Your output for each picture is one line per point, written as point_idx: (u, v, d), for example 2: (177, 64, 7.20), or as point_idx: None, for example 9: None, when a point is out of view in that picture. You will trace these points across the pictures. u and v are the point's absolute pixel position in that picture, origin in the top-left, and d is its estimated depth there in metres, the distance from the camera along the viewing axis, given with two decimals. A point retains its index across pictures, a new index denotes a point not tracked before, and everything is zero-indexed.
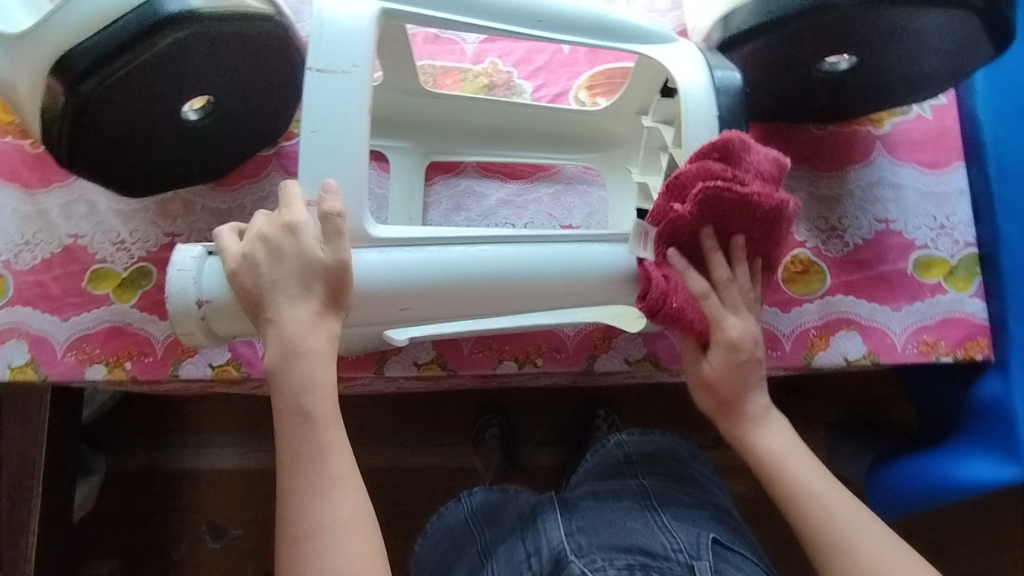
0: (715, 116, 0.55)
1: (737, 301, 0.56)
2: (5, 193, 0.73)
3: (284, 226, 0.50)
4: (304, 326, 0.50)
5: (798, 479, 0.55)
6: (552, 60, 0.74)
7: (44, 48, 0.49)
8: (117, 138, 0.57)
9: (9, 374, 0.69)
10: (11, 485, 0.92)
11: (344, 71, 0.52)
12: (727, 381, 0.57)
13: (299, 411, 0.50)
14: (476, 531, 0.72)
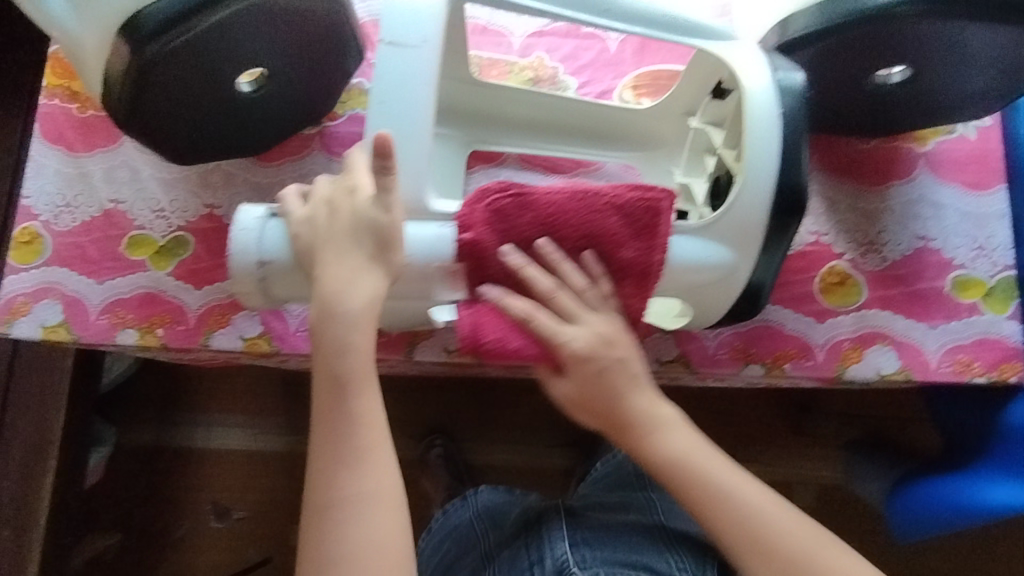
0: (779, 117, 0.55)
1: (575, 306, 0.55)
2: (50, 154, 0.73)
3: (347, 186, 0.54)
4: (350, 285, 0.53)
5: (705, 479, 0.56)
6: (598, 58, 0.74)
7: (113, 8, 0.51)
8: (172, 103, 0.57)
9: (42, 334, 0.70)
10: (27, 448, 0.92)
11: (414, 48, 0.56)
12: (583, 400, 0.56)
13: (334, 376, 0.53)
14: (483, 532, 0.79)
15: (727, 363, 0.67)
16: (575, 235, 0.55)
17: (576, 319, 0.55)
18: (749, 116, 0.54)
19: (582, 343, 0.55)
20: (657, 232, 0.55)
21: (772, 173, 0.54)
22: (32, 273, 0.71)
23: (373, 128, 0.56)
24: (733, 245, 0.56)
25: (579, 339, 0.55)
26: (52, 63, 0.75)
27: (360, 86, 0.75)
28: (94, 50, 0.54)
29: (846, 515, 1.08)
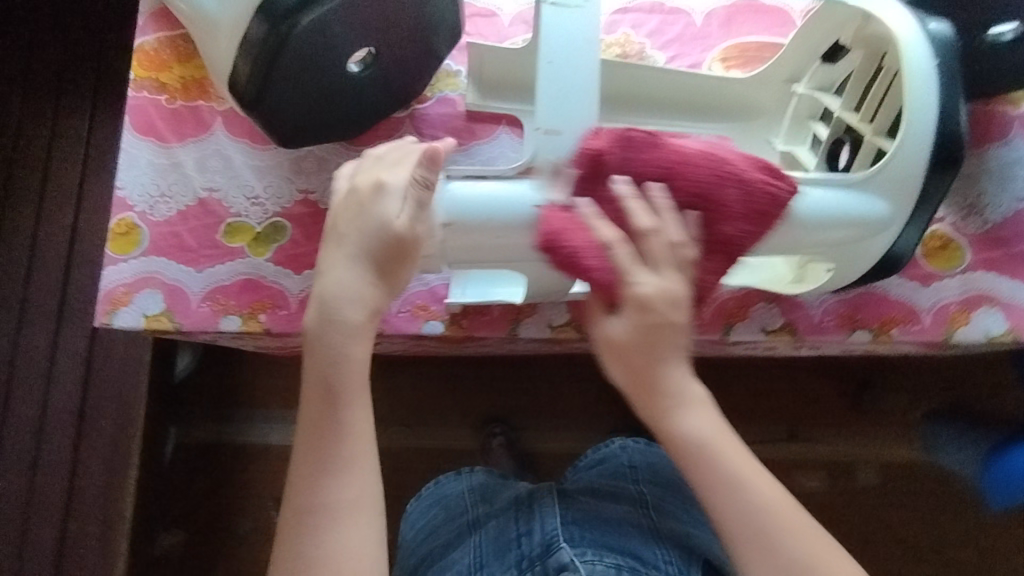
0: (935, 66, 0.54)
1: (644, 255, 0.50)
2: (141, 145, 0.73)
3: (371, 183, 0.51)
4: (354, 296, 0.51)
5: (720, 467, 0.51)
6: (685, 32, 0.73)
7: None
8: (300, 83, 0.58)
9: (144, 323, 0.69)
10: (113, 444, 0.93)
11: (577, 6, 0.56)
12: (642, 346, 0.51)
13: (327, 387, 0.51)
14: (471, 505, 0.76)
15: (834, 329, 0.67)
16: (694, 188, 0.52)
17: (650, 268, 0.50)
18: (909, 65, 0.53)
19: (656, 290, 0.50)
20: (771, 222, 0.53)
21: (932, 123, 0.53)
22: (130, 263, 0.70)
23: (540, 87, 0.56)
24: (892, 199, 0.55)
25: (647, 285, 0.50)
26: (138, 55, 0.75)
27: (448, 68, 0.75)
28: (226, 35, 0.55)
29: (910, 487, 1.10)
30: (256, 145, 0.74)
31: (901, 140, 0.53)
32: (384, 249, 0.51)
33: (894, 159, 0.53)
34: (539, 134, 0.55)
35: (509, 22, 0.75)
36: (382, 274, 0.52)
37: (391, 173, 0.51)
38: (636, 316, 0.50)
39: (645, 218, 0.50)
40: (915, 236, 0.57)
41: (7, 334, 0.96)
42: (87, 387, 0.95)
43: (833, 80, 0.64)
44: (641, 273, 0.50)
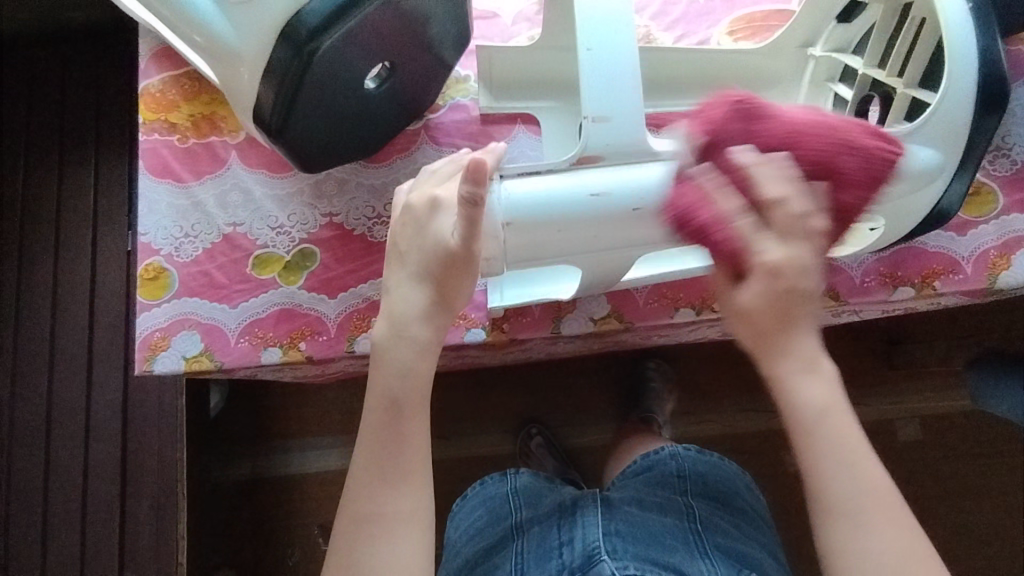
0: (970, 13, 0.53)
1: (795, 216, 0.44)
2: (160, 188, 0.73)
3: (424, 204, 0.52)
4: (417, 312, 0.52)
5: (826, 442, 0.47)
6: (688, 10, 0.73)
7: (270, 17, 0.51)
8: (320, 105, 0.58)
9: (185, 365, 0.69)
10: (157, 492, 0.92)
11: None
12: (768, 324, 0.46)
13: (391, 399, 0.51)
14: (515, 508, 0.73)
15: (876, 289, 0.66)
16: (811, 161, 0.47)
17: (779, 237, 0.44)
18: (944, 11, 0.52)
19: (787, 256, 0.44)
20: (870, 186, 0.49)
21: (974, 66, 0.52)
22: (164, 307, 0.70)
23: (582, 75, 0.52)
24: (940, 148, 0.54)
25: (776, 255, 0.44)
26: (145, 98, 0.75)
27: (457, 74, 0.75)
28: (251, 63, 0.53)
29: (954, 437, 1.09)
30: (274, 174, 0.73)
31: (947, 84, 0.52)
32: (436, 264, 0.51)
33: (941, 106, 0.52)
34: (588, 124, 0.51)
35: (511, 21, 0.75)
36: (440, 290, 0.52)
37: (444, 193, 0.52)
38: (756, 290, 0.45)
39: (731, 201, 0.45)
40: (961, 188, 0.56)
41: (40, 393, 0.96)
42: (126, 436, 0.94)
43: (850, 39, 0.64)
44: (776, 244, 0.44)
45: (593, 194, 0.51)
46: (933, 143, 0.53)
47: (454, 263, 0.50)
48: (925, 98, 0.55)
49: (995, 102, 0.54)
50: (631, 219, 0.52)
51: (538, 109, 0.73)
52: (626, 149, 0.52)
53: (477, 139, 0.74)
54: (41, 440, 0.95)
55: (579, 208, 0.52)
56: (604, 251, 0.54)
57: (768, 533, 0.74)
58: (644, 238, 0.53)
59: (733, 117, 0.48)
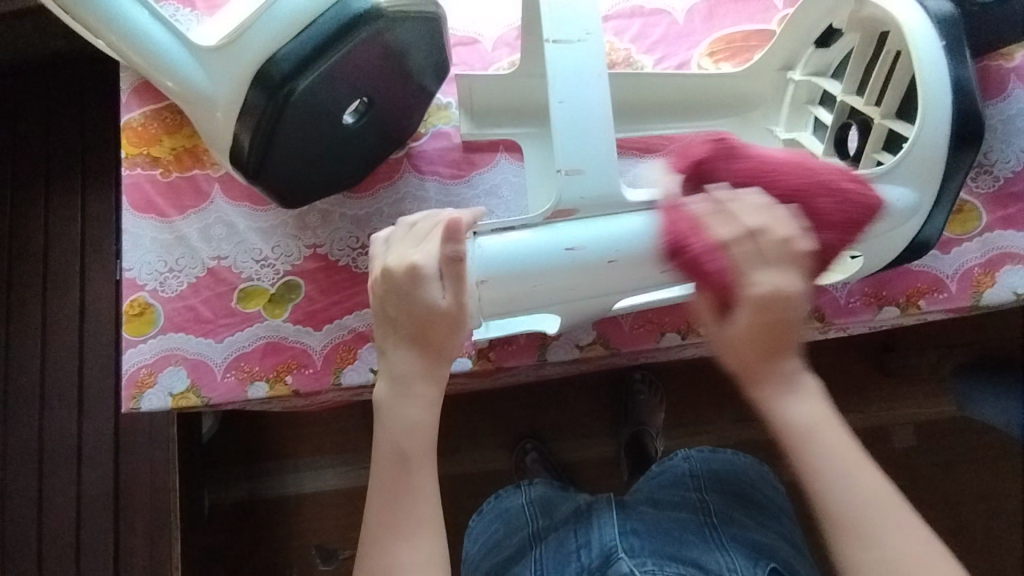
0: (940, 45, 0.54)
1: (753, 258, 0.47)
2: (143, 223, 0.72)
3: (404, 269, 0.50)
4: (411, 371, 0.52)
5: (824, 453, 0.49)
6: (669, 32, 0.72)
7: (244, 62, 0.51)
8: (298, 145, 0.58)
9: (172, 402, 0.68)
10: (152, 521, 0.92)
11: (578, 40, 0.53)
12: (761, 346, 0.49)
13: (398, 453, 0.52)
14: (532, 518, 0.73)
15: (861, 309, 0.66)
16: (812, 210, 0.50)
17: (773, 267, 0.47)
18: (917, 45, 0.53)
19: (764, 282, 0.47)
20: (832, 225, 0.51)
21: (949, 98, 0.53)
22: (149, 344, 0.69)
23: (554, 130, 0.52)
24: (915, 182, 0.54)
25: (778, 280, 0.47)
26: (126, 132, 0.75)
27: (439, 102, 0.75)
28: (224, 107, 0.53)
29: (949, 443, 1.09)
30: (257, 206, 0.73)
31: (921, 119, 0.53)
32: (425, 322, 0.51)
33: (916, 142, 0.53)
34: (562, 177, 0.52)
35: (492, 46, 0.75)
36: (435, 348, 0.52)
37: (423, 255, 0.50)
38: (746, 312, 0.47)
39: (724, 226, 0.48)
40: (941, 219, 0.57)
41: (32, 424, 0.95)
42: (119, 464, 0.94)
43: (829, 62, 0.65)
44: (757, 273, 0.47)
45: (568, 249, 0.52)
46: (910, 181, 0.54)
47: (447, 323, 0.51)
48: (902, 130, 0.56)
49: (969, 129, 0.54)
50: (605, 270, 0.53)
51: (520, 135, 0.73)
52: (599, 200, 0.52)
53: (459, 167, 0.74)
54: (34, 471, 0.94)
55: (554, 264, 0.53)
56: (581, 299, 0.55)
57: (788, 527, 0.71)
58: (620, 285, 0.54)
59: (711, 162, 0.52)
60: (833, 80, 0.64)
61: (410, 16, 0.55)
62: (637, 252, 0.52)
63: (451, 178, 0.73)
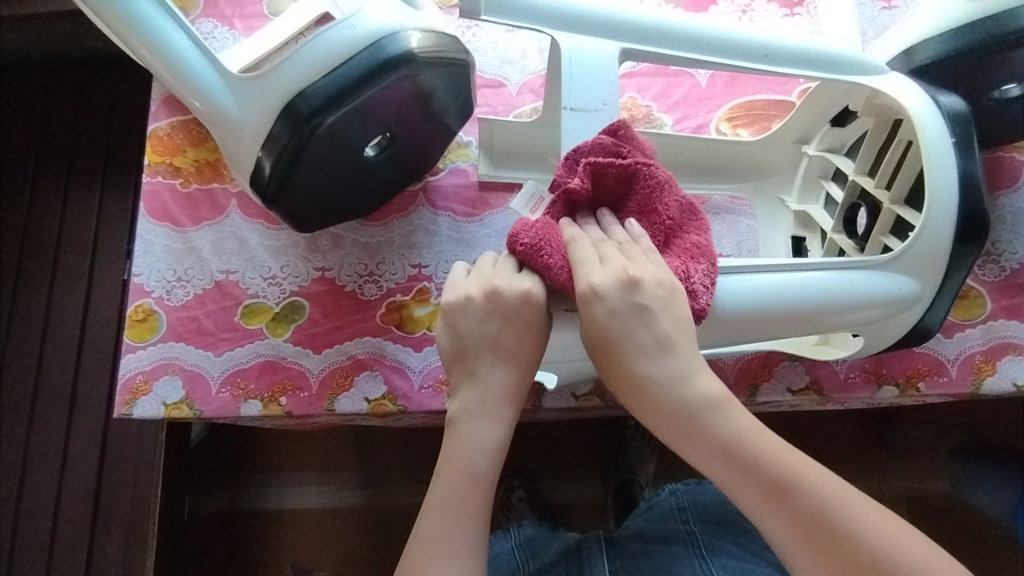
0: (950, 140, 0.55)
1: (591, 255, 0.47)
2: (157, 231, 0.73)
3: (518, 295, 0.49)
4: (496, 393, 0.49)
5: (716, 442, 0.45)
6: (691, 94, 0.74)
7: (276, 92, 0.53)
8: (318, 174, 0.59)
9: (164, 411, 0.68)
10: (128, 524, 0.91)
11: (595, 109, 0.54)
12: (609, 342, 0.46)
13: (470, 471, 0.48)
14: (521, 563, 0.69)
15: (860, 386, 0.66)
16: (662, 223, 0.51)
17: (619, 285, 0.46)
18: (927, 139, 0.54)
19: (604, 280, 0.46)
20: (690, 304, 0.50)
21: (956, 190, 0.54)
22: (148, 351, 0.70)
23: None
24: (918, 276, 0.55)
25: (614, 278, 0.46)
26: (152, 141, 0.76)
27: (459, 139, 0.77)
28: (251, 134, 0.55)
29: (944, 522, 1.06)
30: (271, 225, 0.74)
31: (927, 214, 0.53)
32: (523, 342, 0.49)
33: (920, 237, 0.54)
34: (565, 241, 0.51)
35: (517, 91, 0.77)
36: (528, 372, 0.50)
37: (538, 282, 0.49)
38: (585, 315, 0.46)
39: (581, 249, 0.48)
40: (944, 308, 0.58)
41: (21, 416, 0.95)
42: (102, 465, 0.93)
43: (844, 140, 0.66)
44: (587, 271, 0.46)
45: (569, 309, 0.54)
46: (914, 273, 0.55)
47: (542, 347, 0.50)
48: (909, 217, 0.58)
49: (977, 224, 0.55)
50: None
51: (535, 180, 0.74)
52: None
53: (473, 205, 0.75)
54: (17, 464, 0.94)
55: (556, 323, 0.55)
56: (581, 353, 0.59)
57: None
58: None
59: (592, 185, 0.50)
60: (845, 158, 0.65)
61: (441, 62, 0.56)
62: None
63: (464, 216, 0.75)
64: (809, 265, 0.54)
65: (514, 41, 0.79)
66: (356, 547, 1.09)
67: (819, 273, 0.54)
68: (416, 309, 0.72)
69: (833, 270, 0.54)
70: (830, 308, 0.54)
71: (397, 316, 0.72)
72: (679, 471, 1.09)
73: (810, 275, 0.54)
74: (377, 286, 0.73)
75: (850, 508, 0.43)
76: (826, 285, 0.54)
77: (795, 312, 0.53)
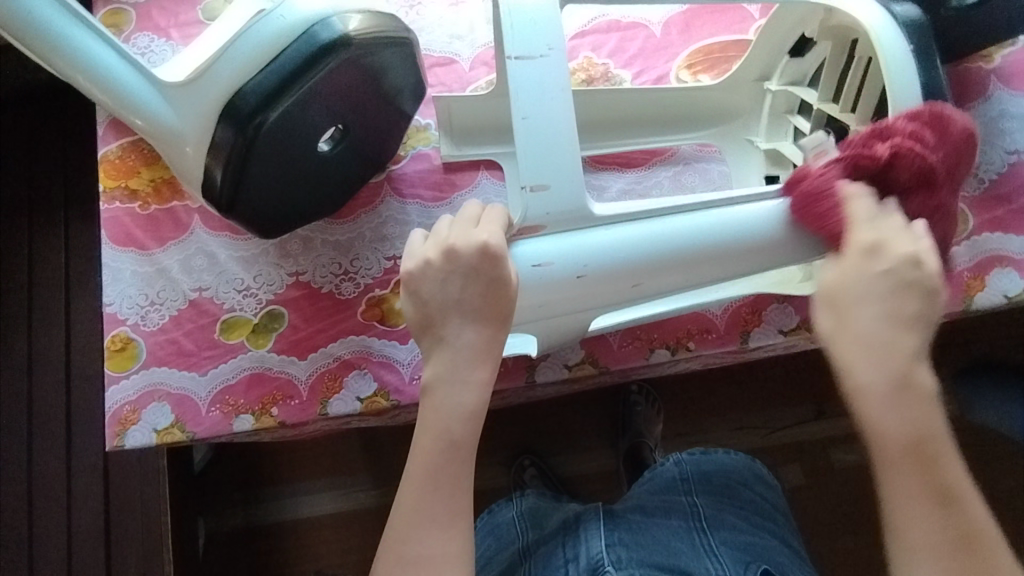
0: (910, 52, 0.53)
1: (868, 211, 0.48)
2: (123, 257, 0.71)
3: (475, 249, 0.48)
4: (468, 355, 0.48)
5: (938, 471, 0.44)
6: (647, 45, 0.72)
7: (212, 96, 0.51)
8: (271, 176, 0.57)
9: (157, 438, 0.67)
10: (143, 553, 0.91)
11: (541, 58, 0.52)
12: (905, 285, 0.45)
13: (449, 439, 0.48)
14: (521, 533, 0.68)
15: None
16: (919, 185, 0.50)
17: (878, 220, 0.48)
18: (885, 54, 0.52)
19: (869, 237, 0.47)
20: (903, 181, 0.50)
21: (921, 103, 0.53)
22: (132, 380, 0.68)
23: (518, 148, 0.51)
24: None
25: (907, 244, 0.46)
26: (104, 166, 0.74)
27: (417, 123, 0.75)
28: (194, 143, 0.53)
29: None
30: (238, 236, 0.73)
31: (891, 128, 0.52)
32: (490, 301, 0.48)
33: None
34: (527, 194, 0.51)
35: (470, 66, 0.75)
36: (499, 330, 0.49)
37: (495, 235, 0.48)
38: (856, 260, 0.47)
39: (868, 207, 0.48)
40: None
41: (21, 464, 0.94)
42: (108, 501, 0.92)
43: (804, 73, 0.65)
44: (870, 230, 0.47)
45: (535, 266, 0.51)
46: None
47: (509, 305, 0.48)
48: None
49: None
50: (575, 285, 0.52)
51: (499, 154, 0.73)
52: (566, 215, 0.52)
53: (440, 188, 0.73)
54: (23, 510, 0.93)
55: (523, 285, 0.51)
56: (553, 315, 0.55)
57: (782, 525, 0.68)
58: (593, 300, 0.54)
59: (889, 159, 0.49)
60: (809, 89, 0.64)
61: (383, 42, 0.54)
62: (608, 268, 0.52)
63: (433, 201, 0.73)
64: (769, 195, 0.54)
65: (459, 14, 0.76)
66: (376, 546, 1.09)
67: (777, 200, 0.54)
68: (396, 301, 0.71)
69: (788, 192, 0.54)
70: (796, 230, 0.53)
71: (378, 311, 0.70)
72: (687, 428, 1.08)
73: (768, 204, 0.53)
74: (354, 284, 0.71)
75: (904, 461, 0.44)
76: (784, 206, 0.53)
77: (764, 242, 0.53)
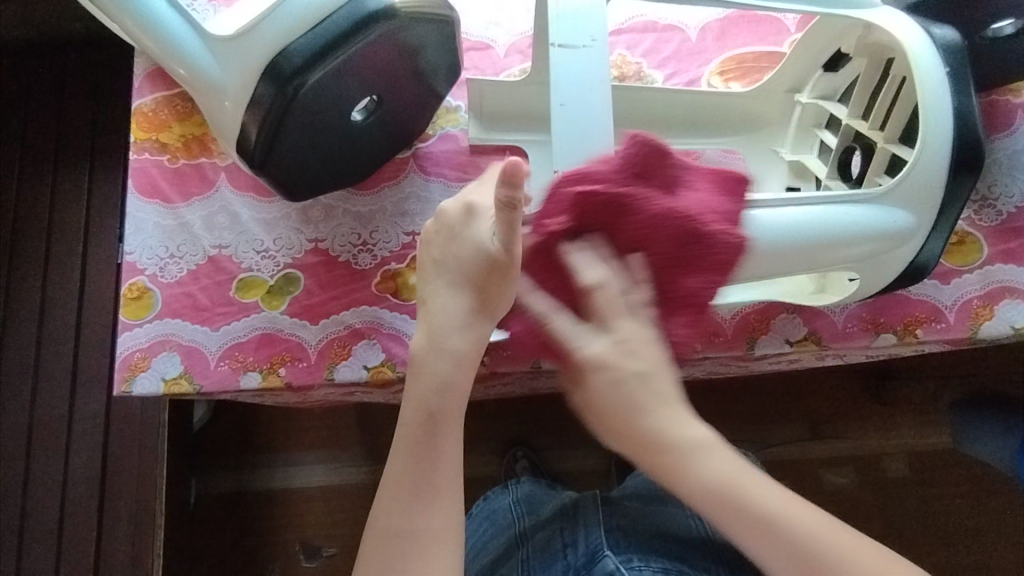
0: (945, 74, 0.55)
1: (609, 309, 0.48)
2: (147, 208, 0.73)
3: (459, 211, 0.52)
4: (454, 319, 0.51)
5: (831, 568, 0.44)
6: (681, 49, 0.73)
7: (255, 54, 0.52)
8: (304, 137, 0.58)
9: (163, 388, 0.68)
10: (134, 503, 0.91)
11: (583, 45, 0.54)
12: (631, 386, 0.47)
13: (427, 414, 0.49)
14: (519, 517, 0.70)
15: (859, 335, 0.66)
16: (659, 253, 0.49)
17: (596, 325, 0.48)
18: (920, 74, 0.54)
19: (608, 346, 0.47)
20: (700, 256, 0.49)
21: (949, 124, 0.54)
22: (144, 328, 0.69)
23: (553, 130, 0.52)
24: (912, 210, 0.56)
25: (600, 344, 0.47)
26: (137, 117, 0.75)
27: (448, 104, 0.76)
28: (233, 98, 0.54)
29: (944, 474, 1.08)
30: (262, 198, 0.74)
31: (920, 146, 0.54)
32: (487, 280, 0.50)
33: (914, 170, 0.54)
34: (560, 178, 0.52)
35: (504, 52, 0.76)
36: (481, 298, 0.50)
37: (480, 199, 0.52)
38: (589, 377, 0.47)
39: (593, 272, 0.48)
40: (940, 244, 0.58)
41: (23, 404, 0.95)
42: (107, 447, 0.94)
43: (836, 88, 0.66)
44: (607, 333, 0.47)
45: None
46: (907, 207, 0.55)
47: (485, 264, 0.49)
48: (903, 154, 0.58)
49: (972, 157, 0.55)
50: None
51: (525, 142, 0.74)
52: None
53: (464, 169, 0.74)
54: (21, 449, 0.94)
55: None
56: None
57: None
58: None
59: (602, 216, 0.49)
60: (838, 105, 0.65)
61: (424, 17, 0.55)
62: None
63: (456, 181, 0.74)
64: (804, 202, 0.54)
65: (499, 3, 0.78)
66: (364, 523, 1.09)
67: (811, 208, 0.54)
68: (410, 276, 0.72)
69: (820, 200, 0.54)
70: (815, 242, 0.54)
71: (392, 284, 0.71)
72: None
73: (806, 210, 0.54)
74: (371, 255, 0.72)
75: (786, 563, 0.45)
76: (818, 215, 0.54)
77: (791, 248, 0.54)
